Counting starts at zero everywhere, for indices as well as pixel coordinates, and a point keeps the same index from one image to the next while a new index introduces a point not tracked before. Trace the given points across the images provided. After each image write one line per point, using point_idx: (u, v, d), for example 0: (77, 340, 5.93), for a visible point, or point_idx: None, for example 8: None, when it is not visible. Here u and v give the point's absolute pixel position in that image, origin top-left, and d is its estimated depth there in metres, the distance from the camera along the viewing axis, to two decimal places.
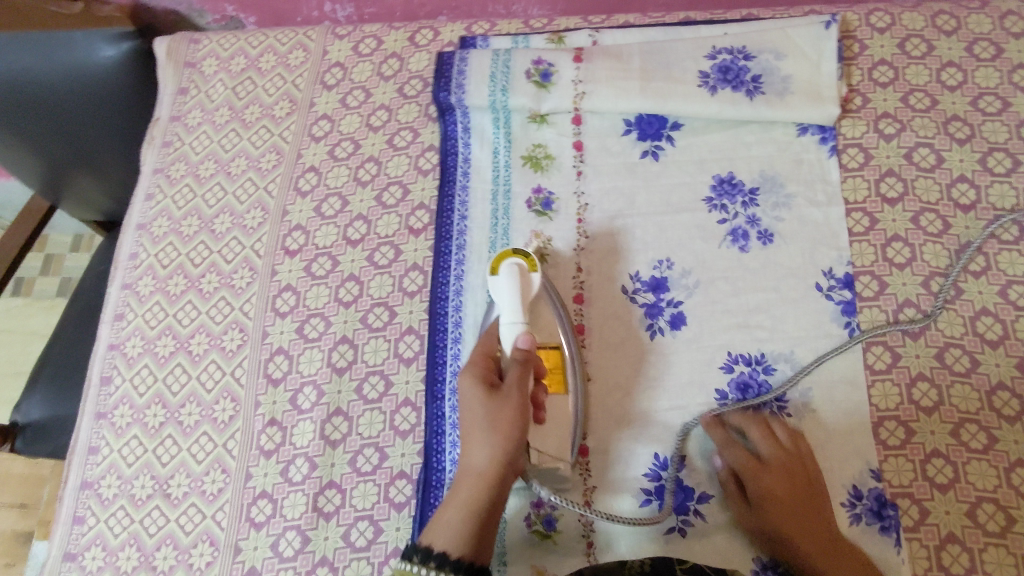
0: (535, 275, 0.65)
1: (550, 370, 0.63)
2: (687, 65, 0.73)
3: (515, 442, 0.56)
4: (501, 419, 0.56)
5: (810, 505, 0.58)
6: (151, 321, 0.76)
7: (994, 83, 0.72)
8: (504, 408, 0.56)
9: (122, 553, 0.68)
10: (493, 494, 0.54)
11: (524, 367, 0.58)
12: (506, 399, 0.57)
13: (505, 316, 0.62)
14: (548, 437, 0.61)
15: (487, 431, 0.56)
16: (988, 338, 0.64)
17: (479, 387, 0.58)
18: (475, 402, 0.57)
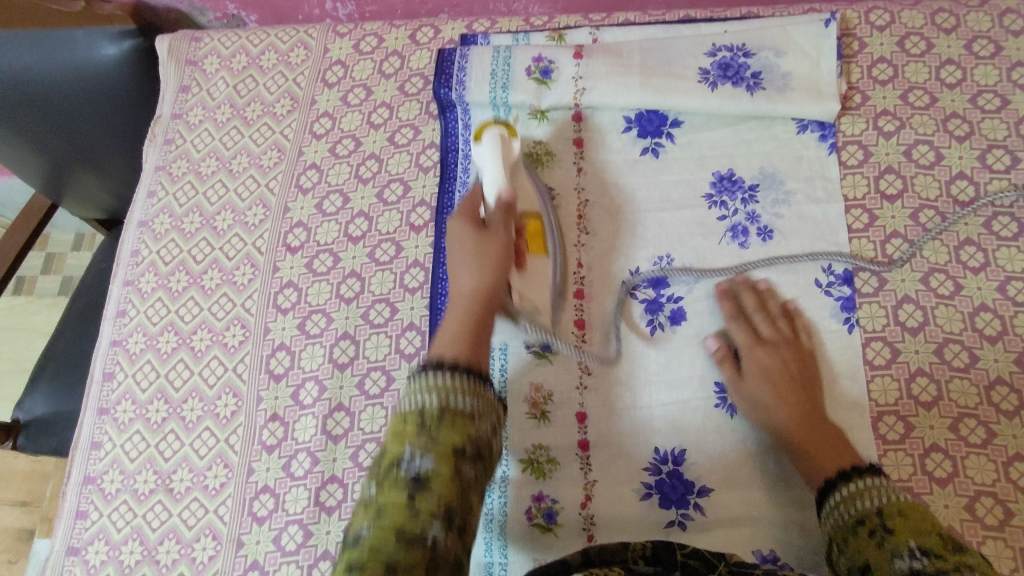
0: (515, 144, 0.69)
1: (529, 234, 0.69)
2: (687, 62, 0.73)
3: (501, 268, 0.61)
4: (487, 249, 0.61)
5: (796, 380, 0.63)
6: (154, 317, 0.77)
7: (993, 81, 0.72)
8: (491, 243, 0.62)
9: (125, 547, 0.68)
10: (483, 313, 0.58)
11: (506, 216, 0.64)
12: (494, 235, 0.62)
13: (486, 178, 0.67)
14: (526, 284, 0.67)
15: (475, 257, 0.61)
16: (987, 333, 0.64)
17: (467, 227, 0.63)
18: (467, 238, 0.62)
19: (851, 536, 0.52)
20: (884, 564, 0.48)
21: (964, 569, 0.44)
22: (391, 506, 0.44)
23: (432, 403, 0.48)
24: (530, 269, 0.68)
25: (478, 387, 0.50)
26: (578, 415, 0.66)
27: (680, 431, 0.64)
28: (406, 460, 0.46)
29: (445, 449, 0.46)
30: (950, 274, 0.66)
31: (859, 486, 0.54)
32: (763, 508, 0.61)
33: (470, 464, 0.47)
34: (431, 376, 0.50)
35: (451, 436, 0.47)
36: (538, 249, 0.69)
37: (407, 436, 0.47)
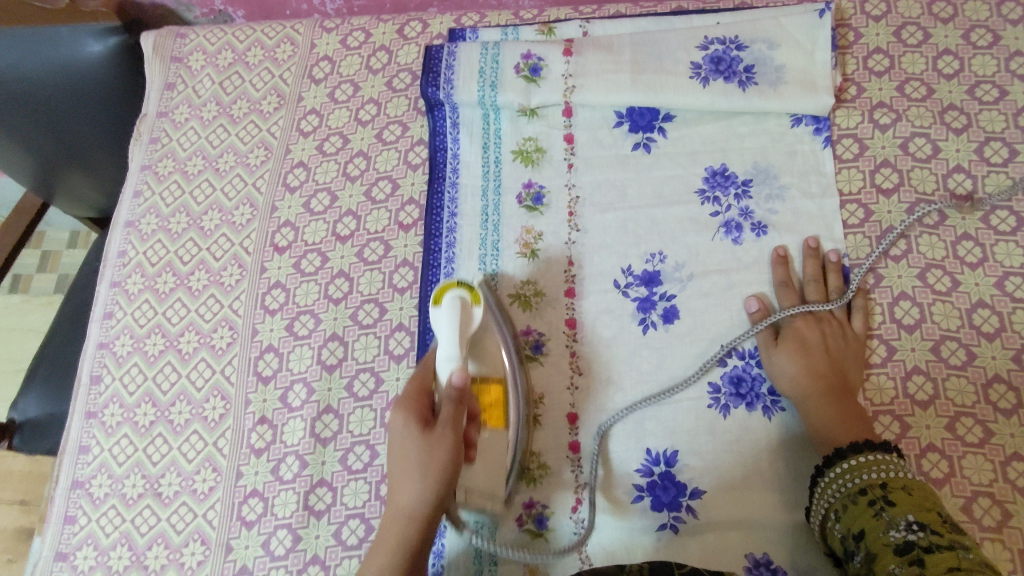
0: (477, 313, 0.62)
1: (487, 407, 0.62)
2: (679, 56, 0.72)
3: (446, 482, 0.55)
4: (432, 462, 0.54)
5: (833, 355, 0.62)
6: (141, 320, 0.76)
7: (991, 71, 0.71)
8: (438, 450, 0.55)
9: (113, 553, 0.67)
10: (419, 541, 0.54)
11: (458, 404, 0.56)
12: (442, 439, 0.55)
13: (442, 352, 0.60)
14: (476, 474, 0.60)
15: (419, 470, 0.54)
16: (985, 330, 0.63)
17: (413, 424, 0.56)
18: (410, 442, 0.55)
19: (851, 504, 0.52)
20: (879, 532, 0.50)
21: (959, 548, 0.46)
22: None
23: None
24: (483, 451, 0.60)
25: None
26: (569, 417, 0.65)
27: (673, 432, 0.63)
28: None
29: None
30: (948, 270, 0.65)
31: (865, 458, 0.54)
32: (758, 510, 0.60)
33: None
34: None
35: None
36: (499, 424, 0.61)
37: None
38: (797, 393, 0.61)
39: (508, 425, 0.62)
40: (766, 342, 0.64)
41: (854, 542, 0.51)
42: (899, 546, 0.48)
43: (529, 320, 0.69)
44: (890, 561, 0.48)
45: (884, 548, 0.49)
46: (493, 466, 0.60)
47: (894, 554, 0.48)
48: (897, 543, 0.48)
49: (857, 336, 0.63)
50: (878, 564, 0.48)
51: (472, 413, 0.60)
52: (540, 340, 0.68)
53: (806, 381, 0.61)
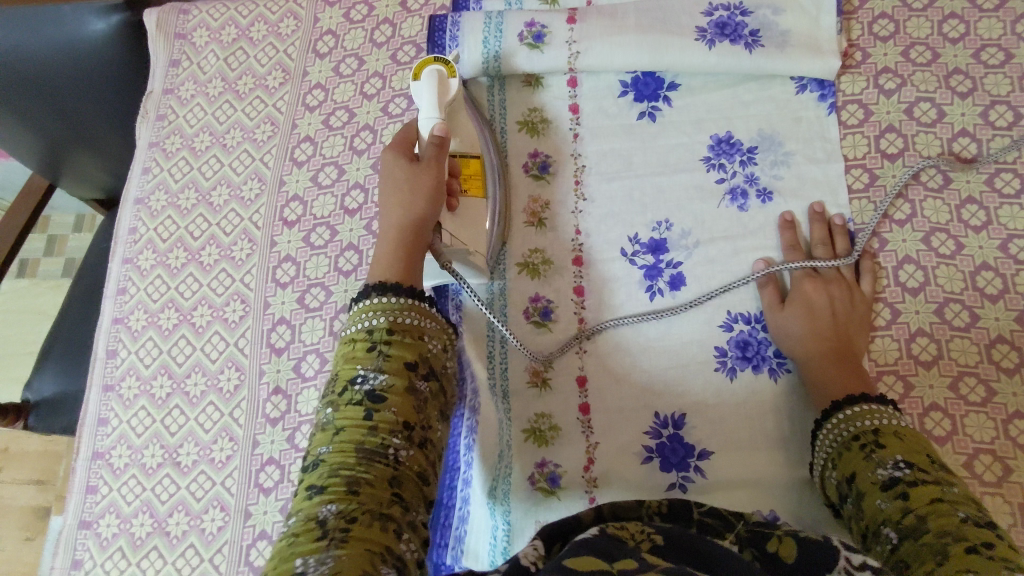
0: (456, 83, 0.66)
1: (466, 177, 0.66)
2: (683, 21, 0.72)
3: (433, 203, 0.58)
4: (420, 186, 0.58)
5: (838, 318, 0.63)
6: (154, 294, 0.77)
7: (997, 34, 0.71)
8: (422, 175, 0.59)
9: (135, 520, 0.69)
10: (415, 242, 0.57)
11: (438, 149, 0.60)
12: (426, 167, 0.59)
13: (423, 114, 0.64)
14: (458, 224, 0.64)
15: (407, 191, 0.59)
16: (988, 292, 0.63)
17: (399, 160, 0.60)
18: (398, 171, 0.60)
19: (846, 451, 0.54)
20: (869, 472, 0.51)
21: (943, 483, 0.48)
22: (349, 425, 0.46)
23: (380, 323, 0.50)
24: (464, 210, 0.65)
25: (422, 308, 0.53)
26: (578, 380, 0.66)
27: (680, 395, 0.65)
28: (359, 380, 0.48)
29: (395, 366, 0.49)
30: (952, 234, 0.66)
31: (860, 408, 0.55)
32: (763, 470, 0.62)
33: (422, 379, 0.50)
34: (374, 300, 0.52)
35: (400, 356, 0.49)
36: (478, 191, 0.67)
37: (358, 358, 0.49)
38: (800, 354, 0.62)
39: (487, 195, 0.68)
40: (773, 305, 0.64)
41: (847, 486, 0.52)
42: (885, 482, 0.49)
43: (537, 287, 0.70)
44: (877, 496, 0.49)
45: (871, 485, 0.50)
46: (473, 225, 0.65)
47: (881, 490, 0.49)
48: (884, 479, 0.49)
49: (864, 301, 0.64)
50: (866, 501, 0.50)
51: (453, 172, 0.65)
52: (548, 306, 0.69)
53: (809, 342, 0.61)
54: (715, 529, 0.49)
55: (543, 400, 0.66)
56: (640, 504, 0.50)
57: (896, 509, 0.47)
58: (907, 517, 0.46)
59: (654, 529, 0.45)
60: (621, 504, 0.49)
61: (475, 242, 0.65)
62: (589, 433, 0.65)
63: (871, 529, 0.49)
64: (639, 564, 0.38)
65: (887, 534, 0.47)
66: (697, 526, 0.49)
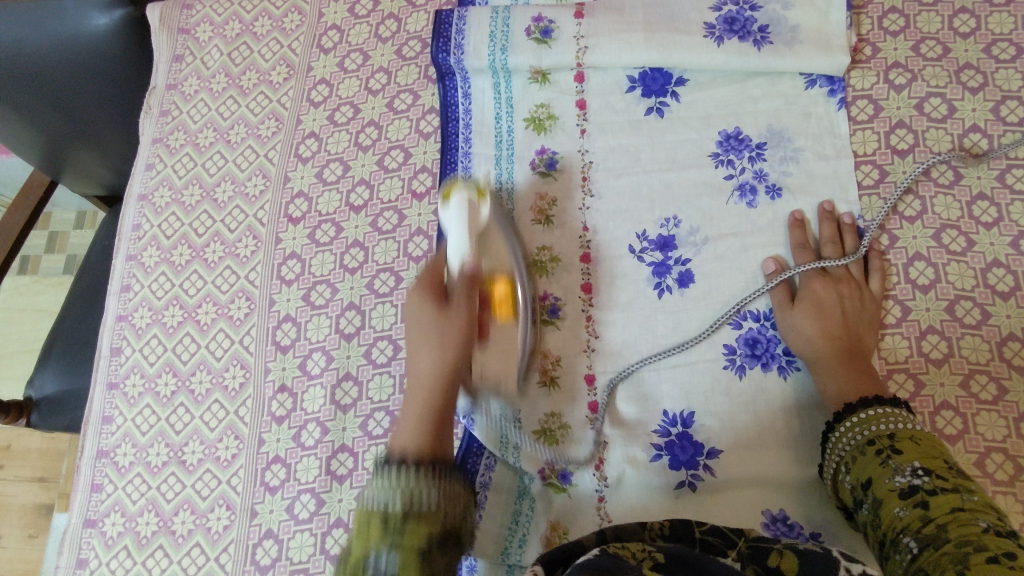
0: (484, 208, 0.62)
1: (495, 300, 0.64)
2: (691, 17, 0.71)
3: (463, 350, 0.58)
4: (449, 337, 0.58)
5: (849, 317, 0.62)
6: (159, 292, 0.77)
7: (1009, 29, 0.70)
8: (453, 324, 0.58)
9: (141, 519, 0.69)
10: (443, 404, 0.56)
11: (471, 285, 0.60)
12: (457, 315, 0.59)
13: (451, 245, 0.60)
14: (487, 358, 0.64)
15: (435, 345, 0.58)
16: (999, 290, 0.63)
17: (427, 300, 0.59)
18: (426, 318, 0.59)
19: (861, 455, 0.53)
20: (885, 479, 0.51)
21: (963, 491, 0.47)
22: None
23: (396, 504, 0.46)
24: (494, 339, 0.64)
25: (444, 480, 0.49)
26: (586, 377, 0.66)
27: (688, 393, 0.64)
28: (372, 559, 0.45)
29: (410, 546, 0.45)
30: (962, 230, 0.65)
31: (876, 412, 0.54)
32: (773, 467, 0.61)
33: (441, 555, 0.46)
34: (395, 472, 0.48)
35: (418, 534, 0.46)
36: (507, 314, 0.64)
37: (372, 533, 0.46)
38: (811, 353, 0.61)
39: (518, 317, 0.65)
40: (783, 304, 0.64)
41: (863, 492, 0.52)
42: (903, 490, 0.49)
43: (545, 286, 0.69)
44: (894, 504, 0.49)
45: (888, 492, 0.50)
46: (503, 355, 0.64)
47: (898, 497, 0.49)
48: (902, 487, 0.49)
49: (874, 299, 0.63)
50: (883, 508, 0.50)
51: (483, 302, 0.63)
52: (557, 303, 0.69)
53: (822, 341, 0.61)
54: (718, 549, 0.49)
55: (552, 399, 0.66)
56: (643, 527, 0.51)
57: (914, 516, 0.47)
58: (927, 526, 0.46)
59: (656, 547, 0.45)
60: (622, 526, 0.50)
61: (505, 375, 0.65)
62: (596, 429, 0.64)
63: (889, 538, 0.48)
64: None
65: (906, 542, 0.46)
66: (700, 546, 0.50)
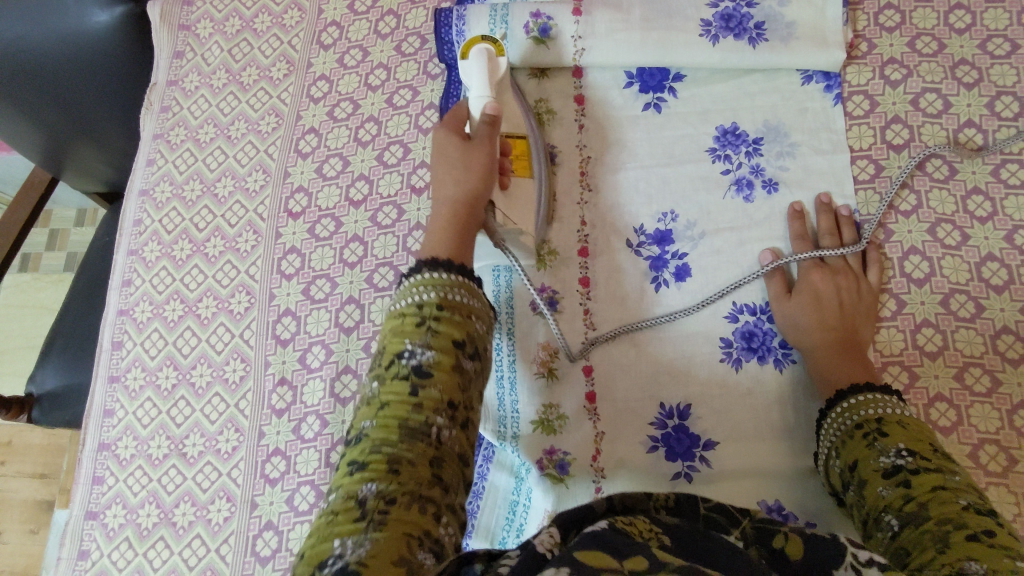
0: (502, 62, 0.67)
1: (516, 156, 0.69)
2: (689, 13, 0.71)
3: (485, 182, 0.61)
4: (472, 159, 0.61)
5: (845, 308, 0.62)
6: (160, 286, 0.77)
7: (1004, 25, 0.70)
8: (476, 151, 0.61)
9: (142, 511, 0.69)
10: (468, 219, 0.59)
11: (492, 127, 0.62)
12: (480, 144, 0.61)
13: (473, 94, 0.65)
14: (510, 204, 0.67)
15: (461, 165, 0.61)
16: (993, 283, 0.63)
17: (451, 137, 0.62)
18: (452, 149, 0.62)
19: (849, 439, 0.54)
20: (870, 459, 0.51)
21: (945, 471, 0.48)
22: (394, 401, 0.47)
23: (430, 299, 0.51)
24: (515, 189, 0.68)
25: (471, 288, 0.53)
26: (584, 369, 0.66)
27: (685, 385, 0.65)
28: (407, 354, 0.49)
29: (443, 343, 0.49)
30: (957, 225, 0.66)
31: (864, 397, 0.55)
32: (768, 458, 0.62)
33: (468, 358, 0.50)
34: (426, 276, 0.52)
35: (448, 330, 0.50)
36: (524, 171, 0.69)
37: (407, 333, 0.50)
38: (808, 344, 0.62)
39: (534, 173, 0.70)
40: (780, 295, 0.64)
41: (850, 474, 0.53)
42: (887, 470, 0.50)
43: (544, 277, 0.69)
44: (878, 484, 0.50)
45: (873, 473, 0.51)
46: (522, 204, 0.68)
47: (882, 477, 0.50)
48: (886, 467, 0.50)
49: (871, 290, 0.64)
50: (867, 489, 0.50)
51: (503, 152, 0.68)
52: (554, 296, 0.69)
53: (819, 331, 0.61)
54: (722, 525, 0.48)
55: (549, 391, 0.66)
56: (650, 497, 0.47)
57: (897, 496, 0.48)
58: (909, 504, 0.47)
59: (663, 528, 0.44)
60: (630, 494, 0.47)
61: (525, 221, 0.67)
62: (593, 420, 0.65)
63: (872, 516, 0.49)
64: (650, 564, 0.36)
65: (888, 521, 0.48)
66: (704, 521, 0.48)
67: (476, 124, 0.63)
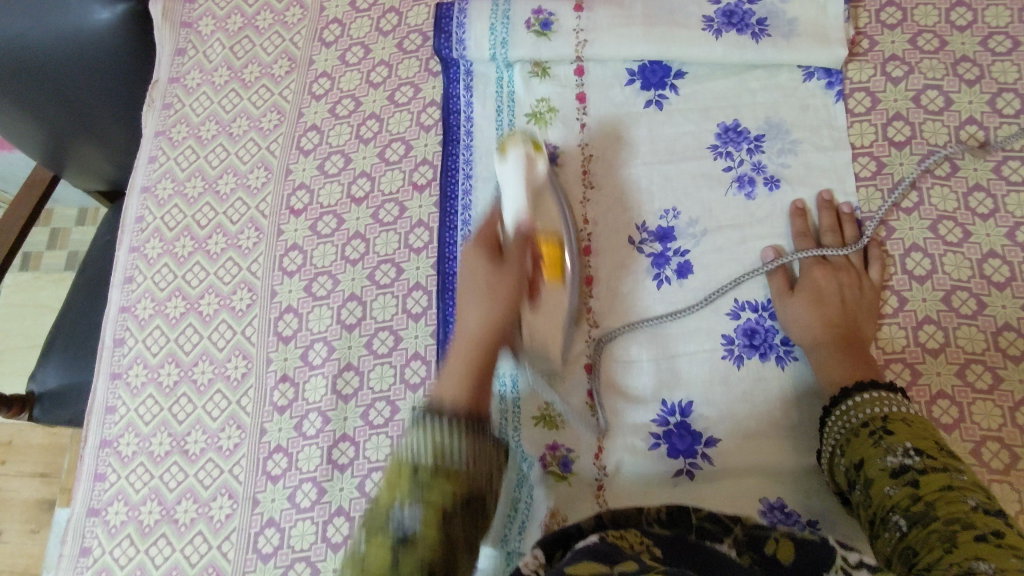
0: (541, 163, 0.65)
1: (546, 259, 0.64)
2: (690, 10, 0.72)
3: (508, 312, 0.60)
4: (500, 287, 0.60)
5: (847, 305, 0.62)
6: (161, 283, 0.77)
7: (1005, 22, 0.70)
8: (504, 278, 0.61)
9: (143, 508, 0.69)
10: (487, 355, 0.58)
11: (523, 243, 0.63)
12: (508, 269, 0.62)
13: (508, 198, 0.64)
14: (537, 319, 0.65)
15: (486, 294, 0.60)
16: (995, 280, 0.64)
17: (482, 256, 0.62)
18: (480, 270, 0.62)
19: (854, 437, 0.54)
20: (877, 458, 0.51)
21: (953, 471, 0.48)
22: (374, 563, 0.45)
23: (426, 456, 0.48)
24: (545, 303, 0.65)
25: (473, 439, 0.50)
26: (586, 367, 0.67)
27: (687, 382, 0.65)
28: (395, 514, 0.46)
29: (436, 504, 0.46)
30: (959, 222, 0.66)
31: (870, 395, 0.55)
32: (770, 455, 0.62)
33: (458, 519, 0.47)
34: (428, 424, 0.50)
35: (442, 492, 0.47)
36: (556, 277, 0.65)
37: (398, 487, 0.47)
38: (810, 340, 0.62)
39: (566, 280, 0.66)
40: (783, 292, 0.64)
41: (855, 473, 0.52)
42: (895, 469, 0.49)
43: None
44: (885, 483, 0.49)
45: (880, 472, 0.50)
46: (555, 316, 0.65)
47: (889, 476, 0.49)
48: (894, 466, 0.50)
49: (872, 288, 0.64)
50: (874, 488, 0.50)
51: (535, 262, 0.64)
52: None
53: (821, 328, 0.61)
54: (714, 533, 0.48)
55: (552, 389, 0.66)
56: (640, 510, 0.49)
57: (905, 494, 0.48)
58: (917, 503, 0.46)
59: (653, 539, 0.45)
60: (621, 510, 0.49)
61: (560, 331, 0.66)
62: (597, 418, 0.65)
63: (879, 516, 0.48)
64: (640, 565, 0.39)
65: (895, 521, 0.47)
66: (697, 531, 0.49)
67: (508, 237, 0.64)
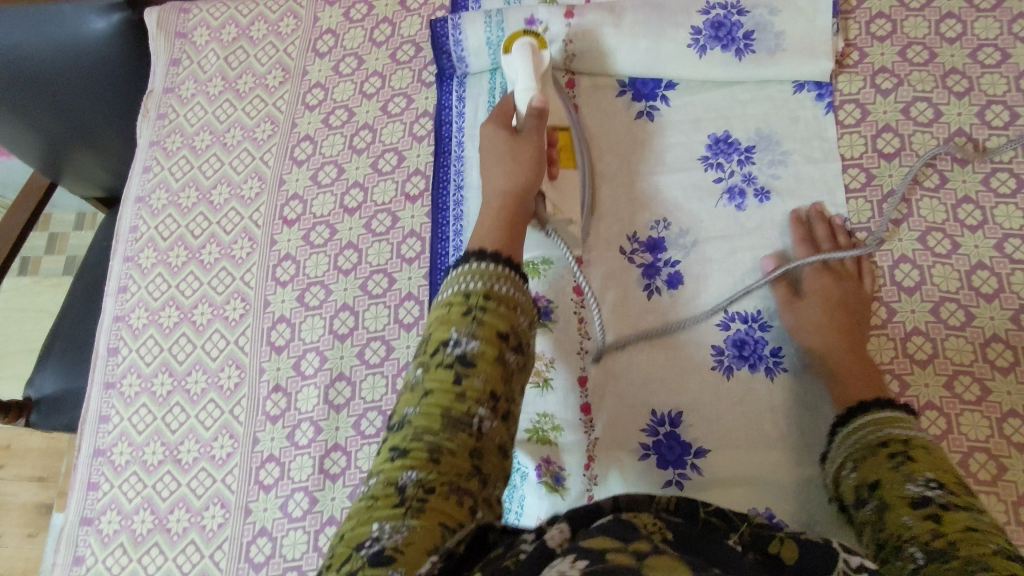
0: (546, 57, 0.70)
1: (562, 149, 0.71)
2: (679, 19, 0.71)
3: (533, 172, 0.63)
4: (520, 153, 0.64)
5: (841, 320, 0.63)
6: (155, 293, 0.78)
7: (994, 34, 0.71)
8: (525, 145, 0.64)
9: (136, 517, 0.70)
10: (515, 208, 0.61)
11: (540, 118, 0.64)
12: (527, 139, 0.64)
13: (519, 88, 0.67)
14: (558, 192, 0.69)
15: (509, 159, 0.64)
16: (983, 291, 0.64)
17: (500, 130, 0.66)
18: (499, 140, 0.65)
19: (871, 457, 0.54)
20: (896, 484, 0.52)
21: (974, 511, 0.48)
22: (439, 388, 0.49)
23: (477, 288, 0.53)
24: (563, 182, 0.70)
25: (517, 281, 0.55)
26: (580, 380, 0.67)
27: (677, 394, 0.65)
28: (451, 343, 0.51)
29: (488, 338, 0.51)
30: (948, 233, 0.66)
31: (889, 417, 0.56)
32: (758, 467, 0.62)
33: (512, 351, 0.52)
34: (476, 266, 0.55)
35: (492, 324, 0.52)
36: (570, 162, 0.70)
37: (452, 321, 0.52)
38: None
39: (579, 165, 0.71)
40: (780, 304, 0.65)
41: (868, 492, 0.53)
42: (915, 499, 0.50)
43: (538, 288, 0.69)
44: (904, 512, 0.50)
45: (899, 498, 0.51)
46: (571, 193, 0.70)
47: (909, 505, 0.50)
48: (914, 496, 0.50)
49: (863, 300, 0.64)
50: (890, 514, 0.50)
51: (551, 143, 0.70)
52: (548, 307, 0.69)
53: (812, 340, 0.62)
54: None
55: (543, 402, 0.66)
56: None
57: (924, 528, 0.48)
58: (937, 539, 0.46)
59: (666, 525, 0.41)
60: None
61: (576, 211, 0.70)
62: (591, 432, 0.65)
63: (892, 544, 0.48)
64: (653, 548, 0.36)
65: (912, 551, 0.46)
66: None
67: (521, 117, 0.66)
